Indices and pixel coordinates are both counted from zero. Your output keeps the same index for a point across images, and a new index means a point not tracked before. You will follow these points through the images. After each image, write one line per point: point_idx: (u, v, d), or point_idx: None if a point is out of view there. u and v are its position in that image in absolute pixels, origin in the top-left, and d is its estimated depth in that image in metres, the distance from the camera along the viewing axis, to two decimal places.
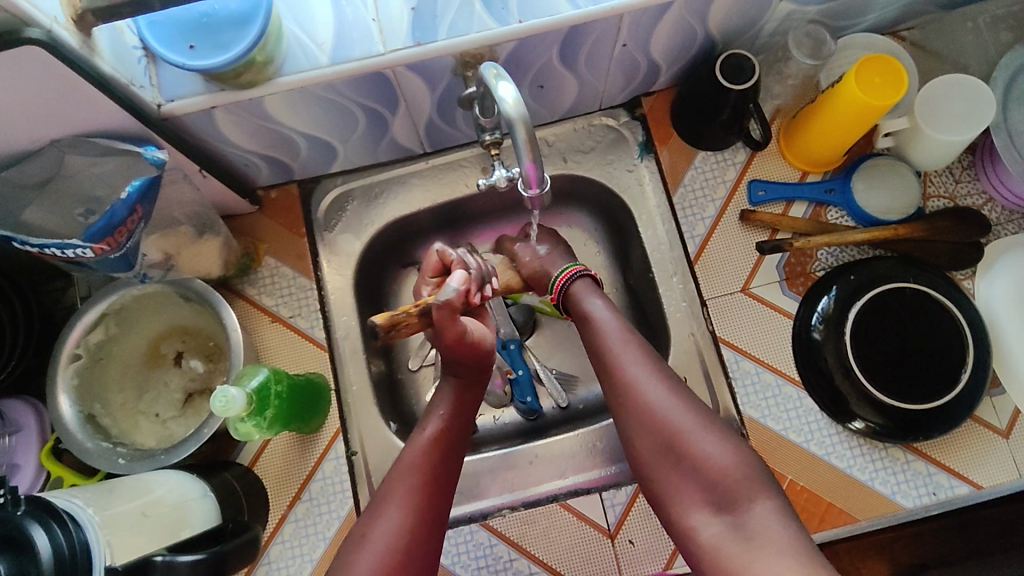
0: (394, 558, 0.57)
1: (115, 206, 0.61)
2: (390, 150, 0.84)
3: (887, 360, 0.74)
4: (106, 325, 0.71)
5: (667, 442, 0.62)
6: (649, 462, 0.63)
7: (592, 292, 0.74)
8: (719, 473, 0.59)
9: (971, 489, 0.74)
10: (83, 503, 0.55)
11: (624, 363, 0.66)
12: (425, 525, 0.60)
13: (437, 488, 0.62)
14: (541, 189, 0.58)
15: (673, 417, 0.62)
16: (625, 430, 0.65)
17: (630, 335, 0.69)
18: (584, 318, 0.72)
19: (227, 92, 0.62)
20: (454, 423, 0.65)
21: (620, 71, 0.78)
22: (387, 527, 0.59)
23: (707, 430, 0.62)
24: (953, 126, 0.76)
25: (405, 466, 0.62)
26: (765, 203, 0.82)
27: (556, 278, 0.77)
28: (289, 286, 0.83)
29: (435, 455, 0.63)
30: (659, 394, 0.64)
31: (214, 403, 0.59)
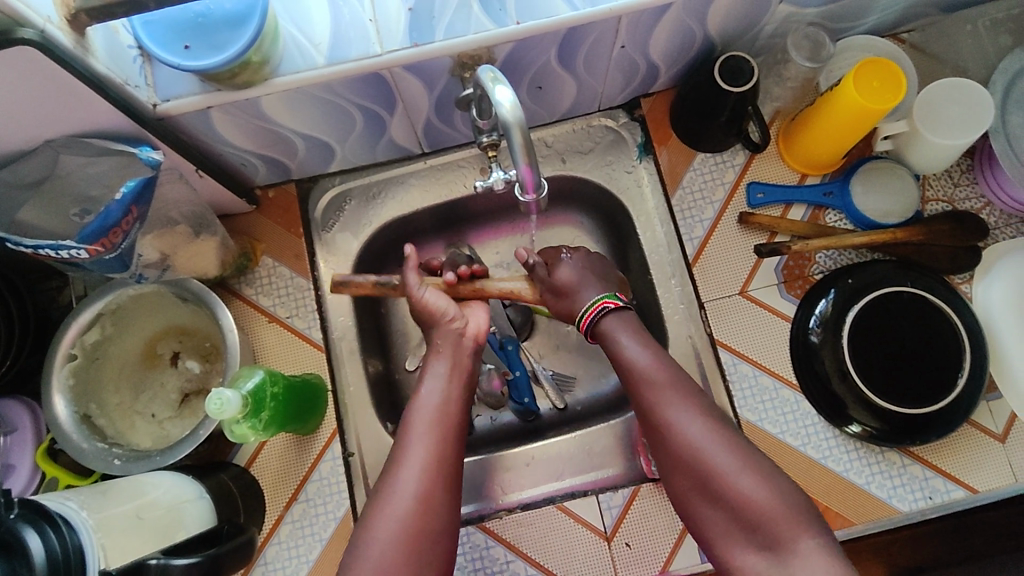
0: (414, 518, 0.59)
1: (109, 207, 0.60)
2: (389, 151, 0.84)
3: (903, 374, 0.73)
4: (102, 325, 0.71)
5: (699, 481, 0.61)
6: (682, 493, 0.62)
7: (626, 327, 0.69)
8: (755, 506, 0.58)
9: (966, 493, 0.74)
10: (77, 506, 0.53)
11: (660, 402, 0.64)
12: (439, 491, 0.60)
13: (443, 452, 0.62)
14: (537, 193, 0.57)
15: (705, 457, 0.60)
16: (661, 462, 0.64)
17: (661, 371, 0.65)
18: (615, 354, 0.68)
19: (223, 92, 0.62)
20: (450, 394, 0.66)
21: (618, 72, 0.78)
22: (405, 497, 0.59)
23: (740, 469, 0.59)
24: (952, 132, 0.75)
25: (411, 437, 0.63)
26: (764, 206, 0.82)
27: (584, 312, 0.71)
28: (286, 285, 0.82)
29: (439, 421, 0.64)
30: (697, 432, 0.62)
31: (209, 406, 0.58)
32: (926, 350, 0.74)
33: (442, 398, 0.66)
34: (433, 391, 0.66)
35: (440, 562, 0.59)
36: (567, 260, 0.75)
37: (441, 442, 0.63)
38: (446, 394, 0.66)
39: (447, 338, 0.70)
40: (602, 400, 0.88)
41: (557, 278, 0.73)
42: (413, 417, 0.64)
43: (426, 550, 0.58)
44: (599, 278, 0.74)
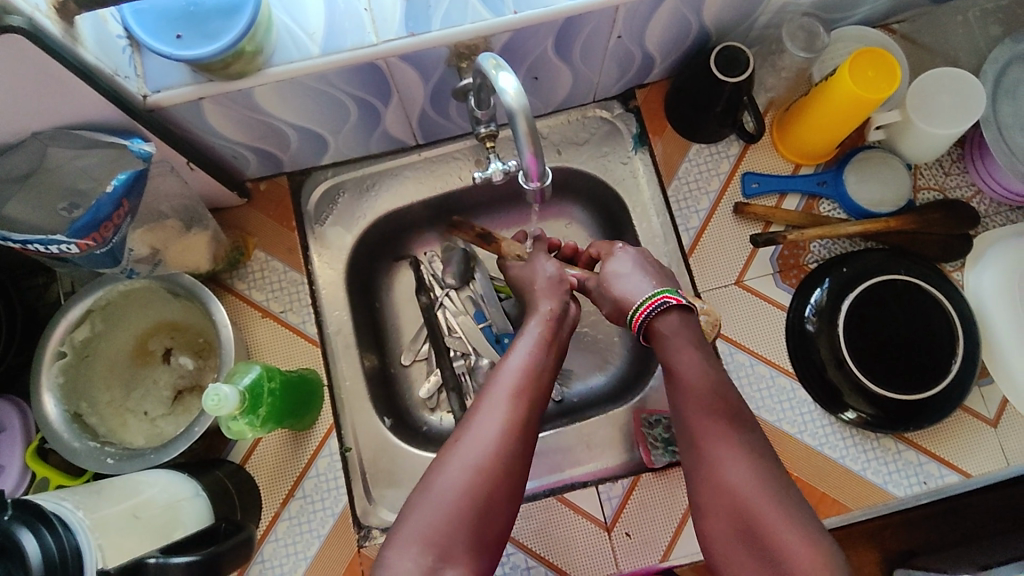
0: (492, 466, 0.56)
1: (100, 202, 0.60)
2: (383, 143, 0.83)
3: (902, 365, 0.74)
4: (91, 321, 0.70)
5: (734, 521, 0.57)
6: (714, 534, 0.59)
7: (678, 328, 0.65)
8: (794, 565, 0.53)
9: (960, 478, 0.75)
10: (72, 505, 0.51)
11: (707, 438, 0.60)
12: (518, 447, 0.58)
13: (525, 414, 0.60)
14: (542, 183, 0.56)
15: (751, 506, 0.56)
16: (697, 505, 0.60)
17: (721, 403, 0.61)
18: (667, 356, 0.65)
19: (216, 83, 0.61)
20: (540, 362, 0.64)
21: (615, 62, 0.77)
22: (483, 447, 0.57)
23: (790, 521, 0.55)
24: (945, 122, 0.75)
25: (497, 392, 0.61)
26: (758, 195, 0.82)
27: (636, 311, 0.68)
28: (279, 280, 0.81)
29: (527, 383, 0.62)
30: (744, 481, 0.57)
31: (206, 401, 0.56)
32: (921, 339, 0.75)
33: (531, 362, 0.64)
34: (521, 354, 0.65)
35: (504, 518, 0.57)
36: (620, 253, 0.75)
37: (527, 404, 0.61)
38: (536, 360, 0.64)
39: (550, 302, 0.71)
40: (599, 392, 0.88)
41: (610, 276, 0.73)
42: (499, 377, 0.63)
43: (495, 499, 0.56)
44: (654, 271, 0.73)
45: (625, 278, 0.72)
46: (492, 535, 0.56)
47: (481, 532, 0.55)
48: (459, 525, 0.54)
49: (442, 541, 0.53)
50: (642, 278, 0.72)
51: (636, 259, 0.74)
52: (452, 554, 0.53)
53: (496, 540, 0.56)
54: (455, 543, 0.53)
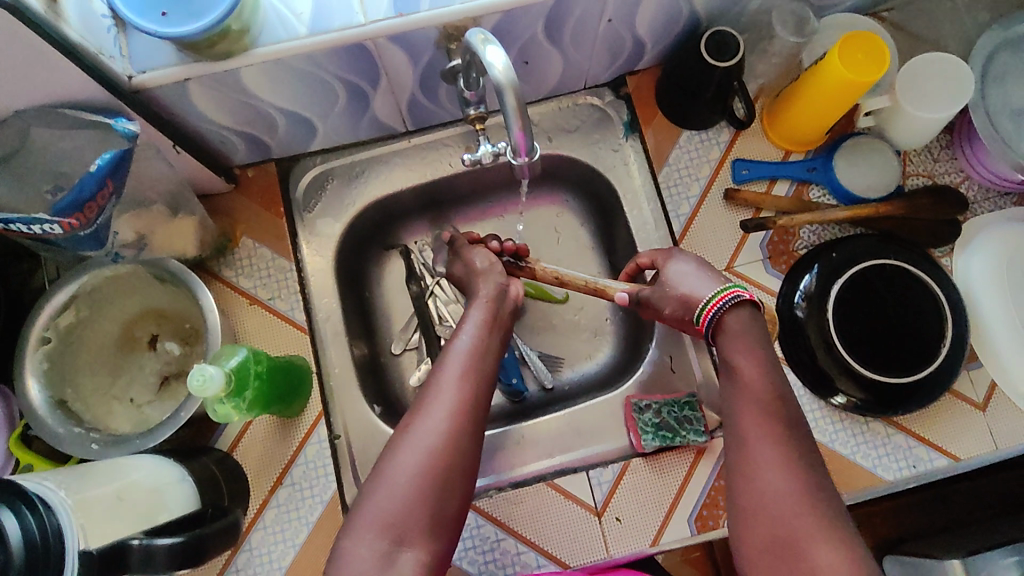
0: (444, 450, 0.56)
1: (84, 180, 0.57)
2: (372, 129, 0.82)
3: (892, 349, 0.74)
4: (76, 307, 0.69)
5: (769, 533, 0.55)
6: (745, 542, 0.56)
7: (747, 326, 0.63)
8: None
9: (949, 461, 0.76)
10: (54, 485, 0.50)
11: (754, 439, 0.58)
12: (470, 427, 0.57)
13: (476, 395, 0.59)
14: (530, 157, 0.56)
15: (791, 519, 0.54)
16: (735, 511, 0.58)
17: (777, 405, 0.59)
18: (727, 352, 0.63)
19: (202, 63, 0.60)
20: (487, 341, 0.63)
21: (605, 47, 0.77)
22: (434, 429, 0.56)
23: (828, 538, 0.52)
24: (935, 106, 0.75)
25: (447, 374, 0.60)
26: (749, 181, 0.82)
27: (704, 306, 0.65)
28: (267, 267, 0.80)
29: (475, 362, 0.61)
30: (780, 487, 0.55)
31: (191, 382, 0.55)
32: (909, 324, 0.75)
33: (478, 341, 0.63)
34: (468, 334, 0.64)
35: (462, 498, 0.56)
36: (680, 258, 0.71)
37: (476, 382, 0.60)
38: (484, 339, 0.63)
39: (490, 287, 0.70)
40: (589, 379, 0.90)
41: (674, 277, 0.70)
42: (447, 358, 0.62)
43: (450, 485, 0.55)
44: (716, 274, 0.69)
45: (693, 280, 0.68)
46: (450, 519, 0.55)
47: (439, 517, 0.54)
48: (415, 508, 0.54)
49: (399, 527, 0.53)
50: (707, 278, 0.68)
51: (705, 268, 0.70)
52: (409, 536, 0.53)
53: (455, 522, 0.56)
54: (413, 529, 0.53)
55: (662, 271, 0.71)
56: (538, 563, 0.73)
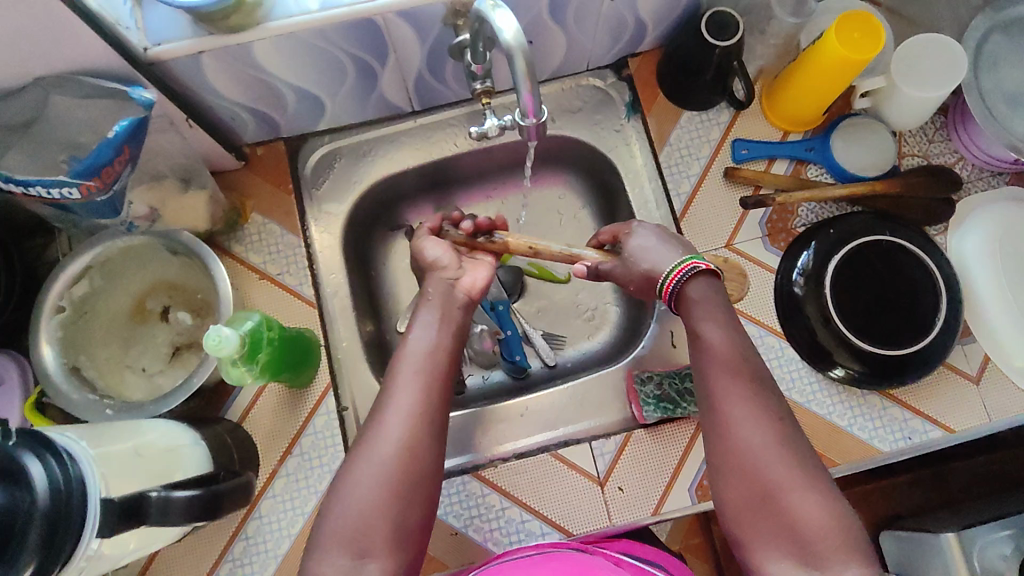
0: (403, 459, 0.57)
1: (101, 146, 0.58)
2: (379, 108, 0.84)
3: (882, 321, 0.76)
4: (90, 278, 0.70)
5: (750, 487, 0.57)
6: (728, 501, 0.58)
7: (708, 293, 0.65)
8: (813, 531, 0.54)
9: (943, 433, 0.77)
10: (77, 436, 0.52)
11: (728, 399, 0.60)
12: (425, 433, 0.59)
13: (431, 400, 0.61)
14: (538, 118, 0.56)
15: (770, 472, 0.56)
16: (714, 469, 0.60)
17: (745, 365, 0.61)
18: (693, 319, 0.64)
19: (215, 36, 0.62)
20: (438, 345, 0.65)
21: (608, 28, 0.79)
22: (389, 439, 0.58)
23: (810, 488, 0.55)
24: (928, 86, 0.78)
25: (401, 382, 0.62)
26: (748, 161, 0.84)
27: (665, 277, 0.67)
28: (277, 243, 0.82)
29: (428, 367, 0.63)
30: (758, 439, 0.58)
31: (207, 341, 0.56)
32: (896, 295, 0.77)
33: (431, 347, 0.65)
34: (420, 340, 0.65)
35: (423, 504, 0.58)
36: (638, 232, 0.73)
37: (429, 388, 0.62)
38: (435, 344, 0.65)
39: (439, 286, 0.71)
40: (591, 356, 0.92)
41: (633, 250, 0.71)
42: (400, 364, 0.64)
43: (411, 492, 0.57)
44: (680, 245, 0.71)
45: (655, 254, 0.70)
46: (415, 525, 0.57)
47: (404, 523, 0.56)
48: (377, 519, 0.55)
49: (364, 536, 0.55)
50: (668, 249, 0.70)
51: (667, 240, 0.71)
52: (371, 548, 0.55)
53: (419, 528, 0.58)
54: (376, 537, 0.55)
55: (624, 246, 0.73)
56: (542, 531, 0.75)
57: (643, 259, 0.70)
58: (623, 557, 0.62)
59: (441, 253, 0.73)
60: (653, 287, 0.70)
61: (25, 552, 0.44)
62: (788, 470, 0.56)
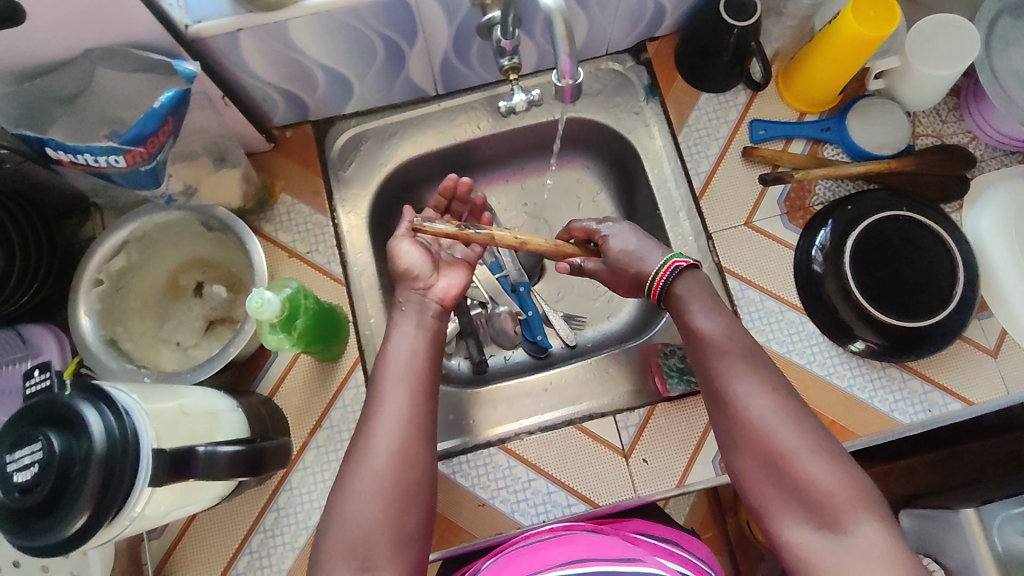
0: (397, 468, 0.59)
1: (145, 117, 0.59)
2: (404, 91, 0.86)
3: (891, 295, 0.77)
4: (127, 253, 0.72)
5: (761, 458, 0.58)
6: (743, 473, 0.60)
7: (693, 288, 0.68)
8: (823, 494, 0.55)
9: (962, 405, 0.79)
10: (128, 391, 0.54)
11: (726, 375, 0.62)
12: (416, 440, 0.61)
13: (418, 408, 0.63)
14: (574, 80, 0.60)
15: (777, 441, 0.57)
16: (725, 444, 0.61)
17: (734, 343, 0.63)
18: (683, 314, 0.67)
19: (255, 14, 0.64)
20: (419, 353, 0.66)
21: (629, 12, 0.81)
22: (383, 449, 0.60)
23: (814, 454, 0.56)
24: (942, 64, 0.79)
25: (387, 392, 0.63)
26: (765, 141, 0.86)
27: (653, 277, 0.69)
28: (306, 222, 0.84)
29: (411, 373, 0.64)
30: (763, 409, 0.59)
31: (249, 304, 0.59)
32: (908, 274, 0.78)
33: (412, 355, 0.66)
34: (403, 349, 0.66)
35: (422, 508, 0.59)
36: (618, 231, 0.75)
37: (415, 395, 0.63)
38: (416, 352, 0.66)
39: (413, 298, 0.71)
40: (611, 336, 0.94)
41: (616, 251, 0.73)
42: (384, 373, 0.65)
43: (408, 500, 0.59)
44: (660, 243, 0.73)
45: (634, 253, 0.72)
46: (412, 531, 0.58)
47: (403, 532, 0.58)
48: (381, 527, 0.57)
49: (365, 547, 0.56)
50: (655, 247, 0.72)
51: (651, 240, 0.73)
52: (372, 559, 0.55)
53: (421, 531, 0.59)
54: (378, 545, 0.56)
55: (607, 248, 0.75)
56: (568, 502, 0.76)
57: (632, 259, 0.72)
58: (640, 536, 0.64)
59: (415, 260, 0.71)
60: (642, 287, 0.72)
61: (77, 507, 0.46)
62: (797, 433, 0.57)
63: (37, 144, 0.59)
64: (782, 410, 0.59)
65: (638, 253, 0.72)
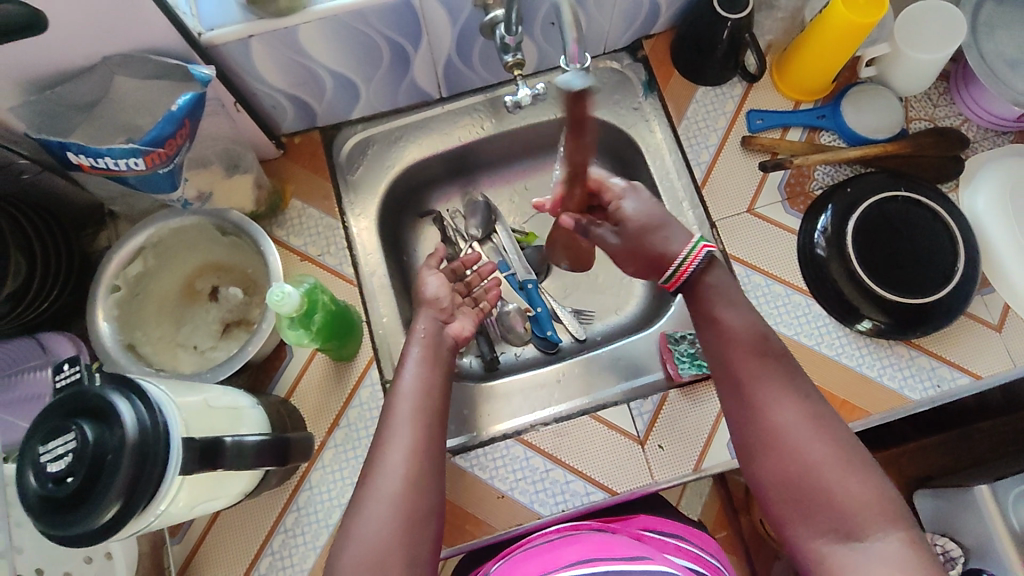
0: (408, 492, 0.59)
1: (162, 121, 0.61)
2: (409, 95, 0.88)
3: (893, 284, 0.78)
4: (143, 259, 0.73)
5: (786, 466, 0.57)
6: (765, 482, 0.59)
7: (721, 284, 0.67)
8: (845, 505, 0.54)
9: (970, 379, 0.80)
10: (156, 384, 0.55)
11: (755, 380, 0.61)
12: (428, 466, 0.61)
13: (431, 434, 0.63)
14: (582, 64, 0.64)
15: (803, 450, 0.57)
16: (748, 451, 0.61)
17: (760, 348, 0.62)
18: (709, 310, 0.66)
19: (265, 20, 0.66)
20: (433, 378, 0.66)
21: (625, 11, 0.84)
22: (396, 475, 0.59)
23: (838, 464, 0.56)
24: (931, 48, 0.82)
25: (400, 418, 0.63)
26: (763, 130, 0.88)
27: (682, 258, 0.67)
28: (316, 225, 0.85)
29: (425, 400, 0.64)
30: (790, 416, 0.59)
31: (270, 298, 0.60)
32: (905, 271, 0.79)
33: (425, 380, 0.66)
34: (414, 374, 0.66)
35: (430, 536, 0.59)
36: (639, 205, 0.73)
37: (429, 421, 0.63)
38: (429, 377, 0.66)
39: (429, 326, 0.71)
40: (621, 327, 0.95)
41: (636, 226, 0.72)
42: (396, 400, 0.64)
43: (420, 526, 0.58)
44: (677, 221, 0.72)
45: (655, 227, 0.71)
46: (424, 557, 0.57)
47: (414, 559, 0.57)
48: (391, 557, 0.56)
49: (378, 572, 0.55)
50: (676, 228, 0.71)
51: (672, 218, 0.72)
52: None
53: (430, 556, 0.58)
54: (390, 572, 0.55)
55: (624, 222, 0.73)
56: (586, 491, 0.77)
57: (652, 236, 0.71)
58: (648, 531, 0.64)
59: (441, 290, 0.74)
60: (661, 268, 0.70)
61: (108, 497, 0.47)
62: (822, 441, 0.57)
63: (60, 147, 0.61)
64: (805, 418, 0.59)
65: (659, 227, 0.71)
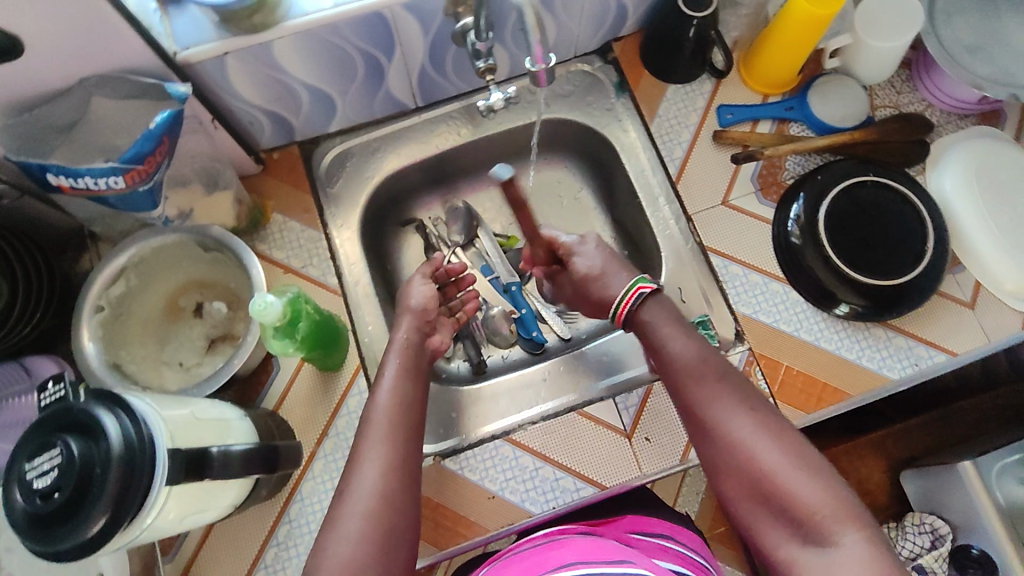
0: (383, 506, 0.58)
1: (143, 137, 0.62)
2: (385, 105, 0.89)
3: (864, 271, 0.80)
4: (126, 278, 0.73)
5: (748, 479, 0.57)
6: (732, 497, 0.58)
7: (661, 314, 0.69)
8: (807, 511, 0.53)
9: (947, 356, 0.81)
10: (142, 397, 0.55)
11: (705, 401, 0.62)
12: (401, 482, 0.60)
13: (404, 450, 0.62)
14: (547, 62, 0.66)
15: (758, 460, 0.57)
16: (711, 470, 0.61)
17: (707, 367, 0.64)
18: (655, 339, 0.68)
19: (238, 37, 0.67)
20: (402, 396, 0.67)
21: (592, 15, 0.85)
22: (370, 490, 0.59)
23: (794, 469, 0.55)
24: (891, 36, 0.85)
25: (372, 435, 0.63)
26: (734, 124, 0.90)
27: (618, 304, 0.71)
28: (298, 238, 0.85)
29: (392, 420, 0.64)
30: (743, 427, 0.59)
31: (254, 307, 0.61)
32: (873, 256, 0.81)
33: (397, 396, 0.66)
34: (388, 390, 0.67)
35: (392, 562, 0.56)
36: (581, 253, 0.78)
37: (399, 439, 0.63)
38: (401, 394, 0.67)
39: (412, 336, 0.74)
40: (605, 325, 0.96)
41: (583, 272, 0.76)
42: (372, 417, 0.65)
43: (392, 541, 0.57)
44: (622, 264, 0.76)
45: (596, 276, 0.75)
46: None
47: None
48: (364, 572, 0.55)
49: None
50: (618, 272, 0.75)
51: (616, 261, 0.76)
52: None
53: None
54: None
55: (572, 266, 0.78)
56: (577, 487, 0.77)
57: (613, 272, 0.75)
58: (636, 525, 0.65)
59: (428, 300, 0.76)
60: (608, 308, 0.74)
61: (96, 510, 0.47)
62: (776, 447, 0.57)
63: (39, 168, 0.62)
64: (756, 426, 0.59)
65: (604, 277, 0.75)
